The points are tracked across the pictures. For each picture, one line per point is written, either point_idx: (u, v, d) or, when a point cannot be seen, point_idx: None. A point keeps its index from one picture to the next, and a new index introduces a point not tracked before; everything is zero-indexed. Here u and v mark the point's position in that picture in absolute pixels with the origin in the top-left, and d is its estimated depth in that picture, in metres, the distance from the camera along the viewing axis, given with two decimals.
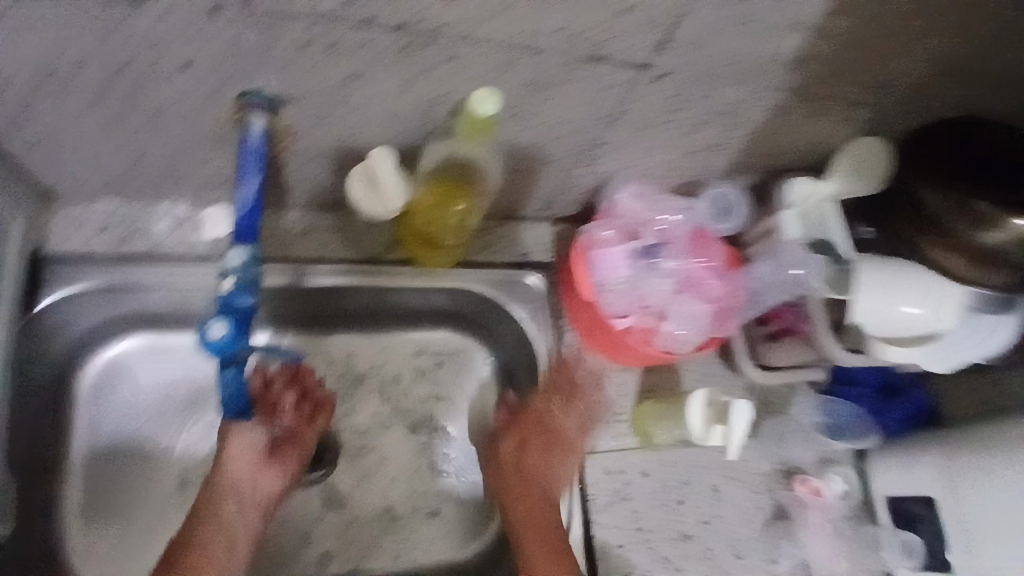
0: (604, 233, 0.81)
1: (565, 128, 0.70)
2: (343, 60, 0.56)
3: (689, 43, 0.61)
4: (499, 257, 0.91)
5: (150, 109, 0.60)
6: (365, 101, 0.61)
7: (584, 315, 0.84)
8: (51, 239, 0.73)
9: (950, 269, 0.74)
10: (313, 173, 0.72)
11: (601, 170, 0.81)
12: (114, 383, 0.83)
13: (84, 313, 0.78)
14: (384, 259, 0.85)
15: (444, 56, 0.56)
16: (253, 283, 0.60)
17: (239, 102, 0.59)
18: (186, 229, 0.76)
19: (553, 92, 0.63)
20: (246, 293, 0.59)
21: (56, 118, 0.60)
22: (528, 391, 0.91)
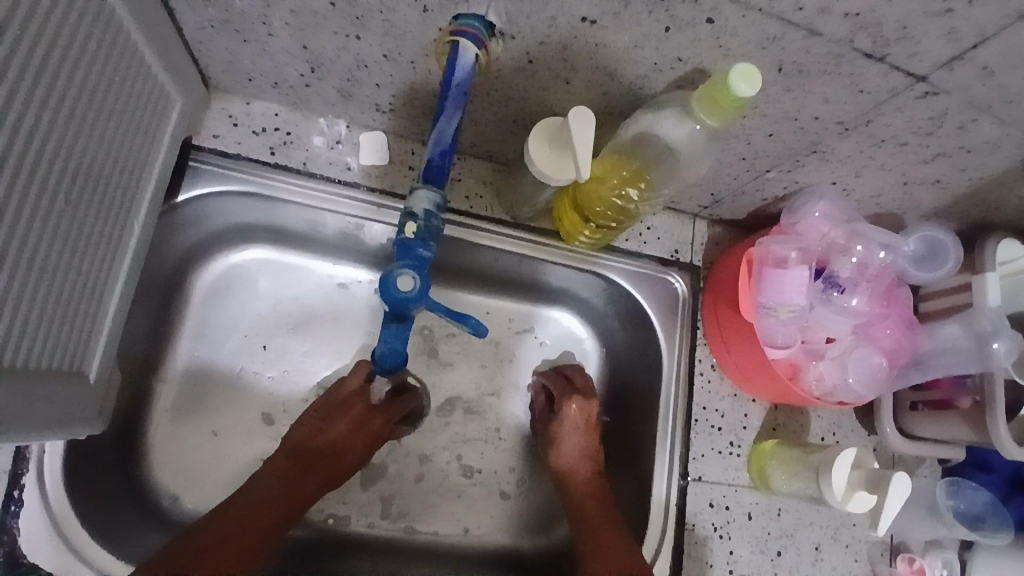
0: (785, 251, 0.72)
1: (786, 125, 0.61)
2: (588, 1, 0.48)
3: (985, 64, 0.50)
4: (647, 249, 0.82)
5: (354, 13, 0.54)
6: (586, 51, 0.54)
7: (730, 333, 0.75)
8: (206, 131, 0.70)
9: None
10: (494, 114, 0.65)
11: (796, 179, 0.72)
12: (232, 288, 0.81)
13: (221, 212, 0.74)
14: (528, 225, 0.79)
15: (703, 18, 0.48)
16: (436, 233, 0.56)
17: (450, 26, 0.53)
18: (344, 151, 0.73)
19: (797, 84, 0.55)
20: (425, 242, 0.55)
21: (250, 3, 0.55)
22: (642, 396, 0.83)
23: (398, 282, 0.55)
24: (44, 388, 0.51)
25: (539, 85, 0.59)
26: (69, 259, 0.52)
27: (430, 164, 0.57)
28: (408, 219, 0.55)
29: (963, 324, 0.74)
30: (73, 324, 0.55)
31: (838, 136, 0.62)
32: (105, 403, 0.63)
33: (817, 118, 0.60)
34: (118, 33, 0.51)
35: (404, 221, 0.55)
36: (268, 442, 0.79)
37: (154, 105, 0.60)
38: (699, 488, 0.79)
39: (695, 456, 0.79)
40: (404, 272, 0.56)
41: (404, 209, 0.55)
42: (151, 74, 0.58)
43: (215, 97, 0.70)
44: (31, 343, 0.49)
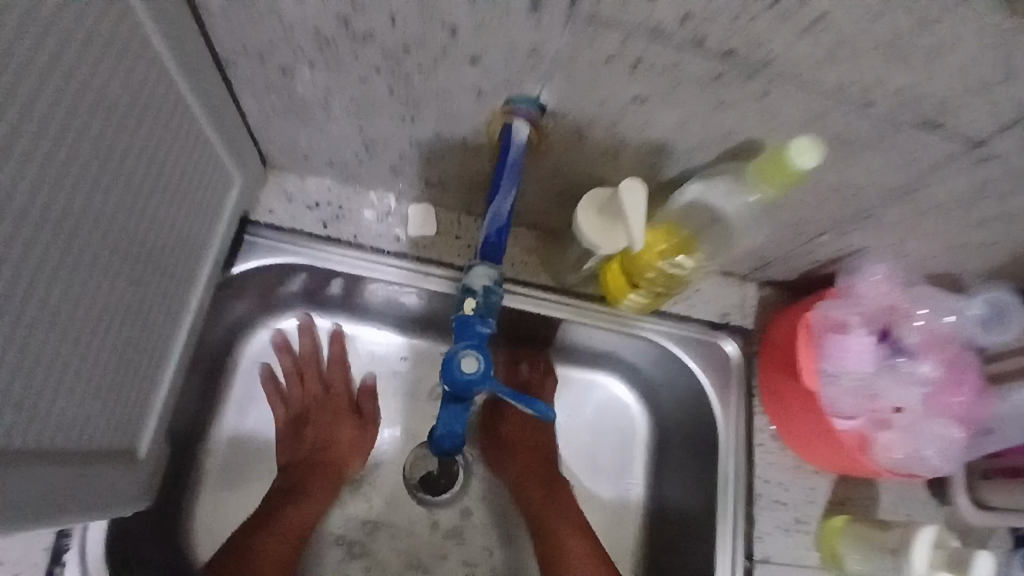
0: (844, 316, 0.70)
1: (841, 192, 0.60)
2: (642, 83, 0.48)
3: None
4: (695, 313, 0.80)
5: (411, 97, 0.55)
6: (635, 129, 0.54)
7: (790, 402, 0.72)
8: (262, 207, 0.72)
9: None
10: (539, 187, 0.66)
11: (850, 244, 0.70)
12: (282, 357, 0.81)
13: (273, 284, 0.76)
14: (575, 291, 0.78)
15: (756, 94, 0.48)
16: (495, 310, 0.56)
17: (504, 107, 0.54)
18: (393, 223, 0.74)
19: (853, 153, 0.54)
20: (486, 318, 0.55)
21: (311, 92, 0.57)
22: (696, 467, 0.80)
23: (461, 362, 0.53)
24: (98, 470, 0.52)
25: (588, 159, 0.60)
26: (130, 339, 0.54)
27: (486, 241, 0.57)
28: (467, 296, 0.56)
29: None
30: (127, 406, 0.55)
31: (895, 203, 0.61)
32: (152, 481, 0.63)
33: (874, 184, 0.58)
34: (186, 125, 0.54)
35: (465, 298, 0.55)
36: None
37: (215, 187, 0.62)
38: (766, 571, 0.74)
39: (758, 535, 0.75)
40: (467, 354, 0.54)
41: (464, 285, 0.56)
42: (215, 159, 0.60)
43: (271, 174, 0.73)
44: (89, 424, 0.50)
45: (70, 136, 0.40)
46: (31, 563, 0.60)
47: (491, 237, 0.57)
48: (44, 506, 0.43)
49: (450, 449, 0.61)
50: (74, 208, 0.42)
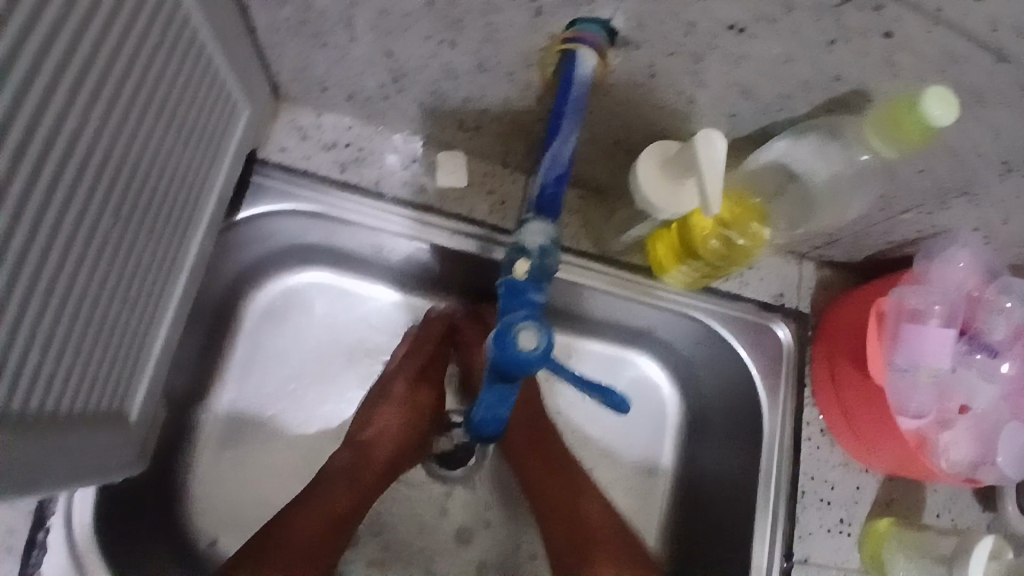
0: (923, 304, 0.62)
1: (945, 158, 0.51)
2: (744, 6, 0.39)
3: None
4: (748, 291, 0.73)
5: (455, 15, 0.46)
6: (720, 67, 0.45)
7: (851, 396, 0.65)
8: (272, 145, 0.64)
9: None
10: (589, 138, 0.58)
11: (935, 221, 0.62)
12: (289, 314, 0.74)
13: (282, 232, 0.68)
14: (616, 260, 0.70)
15: (882, 27, 0.39)
16: (549, 276, 0.48)
17: (566, 32, 0.45)
18: (418, 170, 0.66)
19: (976, 109, 0.45)
20: (539, 284, 0.48)
21: (336, 5, 0.48)
22: (734, 458, 0.73)
23: (519, 337, 0.45)
24: (83, 433, 0.45)
25: (655, 103, 0.51)
26: (124, 288, 0.46)
27: (540, 195, 0.50)
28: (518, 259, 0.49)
29: None
30: (117, 361, 0.48)
31: (1003, 175, 0.53)
32: (143, 446, 0.56)
33: (989, 149, 0.49)
34: (193, 38, 0.45)
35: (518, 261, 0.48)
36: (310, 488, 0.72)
37: (220, 115, 0.53)
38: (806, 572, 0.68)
39: (801, 535, 0.69)
40: (525, 328, 0.45)
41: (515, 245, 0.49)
42: (221, 80, 0.52)
43: (283, 107, 0.64)
44: (76, 384, 0.43)
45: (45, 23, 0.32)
46: (8, 526, 0.55)
47: (545, 188, 0.49)
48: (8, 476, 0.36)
49: (483, 436, 0.57)
50: (54, 124, 0.35)
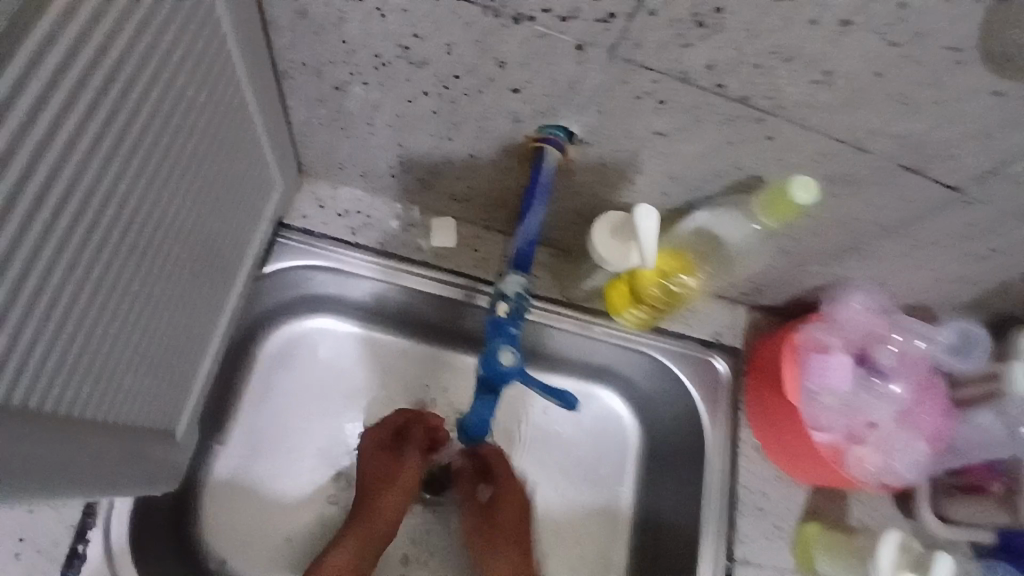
0: (825, 339, 0.77)
1: (830, 225, 0.67)
2: (665, 119, 0.55)
3: (1018, 177, 0.56)
4: (692, 331, 0.87)
5: (453, 118, 0.61)
6: (653, 158, 0.60)
7: (775, 416, 0.79)
8: (294, 212, 0.77)
9: None
10: (556, 210, 0.72)
11: (833, 273, 0.77)
12: (298, 355, 0.85)
13: (298, 285, 0.80)
14: (579, 305, 0.84)
15: (763, 134, 0.55)
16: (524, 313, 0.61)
17: (537, 134, 0.60)
18: (416, 233, 0.79)
19: (844, 189, 0.60)
20: (516, 321, 0.61)
21: (360, 108, 0.63)
22: (684, 474, 0.86)
23: (501, 358, 0.60)
24: (140, 438, 0.55)
25: (606, 184, 0.66)
26: (178, 323, 0.58)
27: (519, 254, 0.63)
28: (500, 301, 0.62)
29: (997, 412, 0.77)
30: (169, 381, 0.60)
31: (876, 238, 0.68)
32: (182, 461, 0.66)
33: (859, 218, 0.64)
34: (246, 129, 0.59)
35: (499, 302, 0.61)
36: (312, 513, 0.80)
37: (259, 189, 0.67)
38: (746, 571, 0.79)
39: (741, 539, 0.80)
40: (505, 351, 0.60)
41: (497, 290, 0.61)
42: (263, 162, 0.65)
43: (305, 182, 0.78)
44: (134, 397, 0.53)
45: (160, 130, 0.45)
46: (53, 538, 0.62)
47: (521, 247, 0.63)
48: (96, 464, 0.48)
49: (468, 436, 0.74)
50: (153, 196, 0.47)
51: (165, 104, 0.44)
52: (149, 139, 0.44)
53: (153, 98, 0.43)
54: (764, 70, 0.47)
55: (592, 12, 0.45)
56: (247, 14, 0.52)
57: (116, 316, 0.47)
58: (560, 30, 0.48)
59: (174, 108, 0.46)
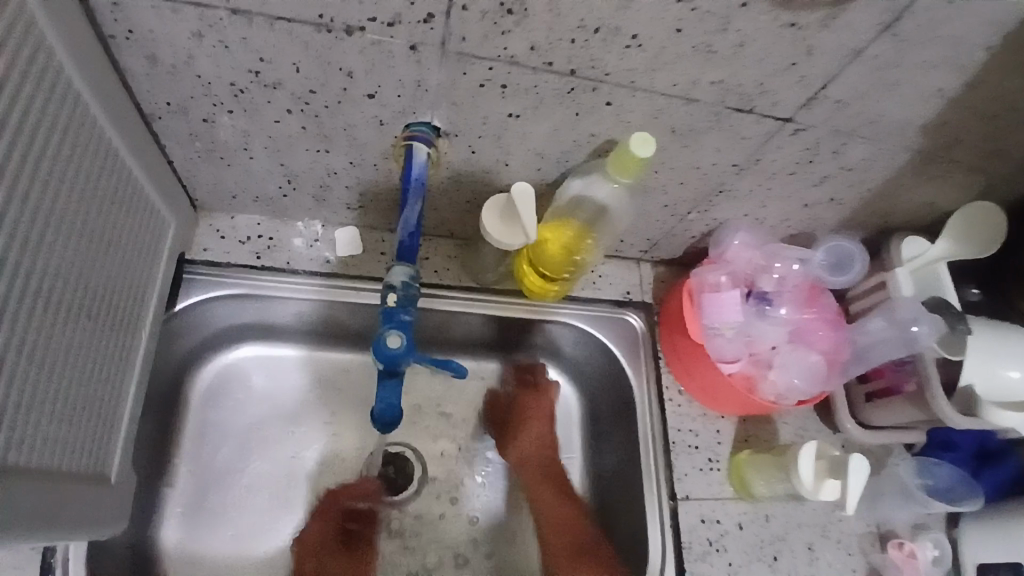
0: (717, 277, 0.83)
1: (693, 174, 0.72)
2: (512, 101, 0.59)
3: (838, 98, 0.61)
4: (602, 294, 0.92)
5: (321, 131, 0.64)
6: (516, 139, 0.65)
7: (689, 357, 0.85)
8: (197, 247, 0.80)
9: None
10: (445, 203, 0.76)
11: (714, 217, 0.83)
12: (231, 387, 0.87)
13: (217, 317, 0.82)
14: (492, 288, 0.88)
15: (603, 101, 0.60)
16: (414, 299, 0.66)
17: (403, 133, 0.64)
18: (320, 247, 0.82)
19: (693, 139, 0.66)
20: (407, 308, 0.65)
21: (234, 136, 0.66)
22: (620, 428, 0.91)
23: (388, 341, 0.64)
24: (74, 487, 0.57)
25: (482, 171, 0.70)
26: (90, 367, 0.59)
27: (401, 246, 0.66)
28: (389, 292, 0.65)
29: (885, 317, 0.82)
30: (95, 427, 0.61)
31: (738, 177, 0.73)
32: (124, 501, 0.68)
33: (716, 162, 0.70)
34: (126, 175, 0.61)
35: (386, 294, 0.65)
36: (274, 538, 0.82)
37: (152, 229, 0.69)
38: (688, 506, 0.85)
39: (679, 476, 0.86)
40: (390, 335, 0.64)
41: (385, 283, 0.65)
42: (150, 204, 0.68)
43: (205, 217, 0.81)
44: (61, 443, 0.55)
45: (29, 188, 0.47)
46: None
47: (403, 240, 0.66)
48: (28, 511, 0.49)
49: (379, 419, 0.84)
50: (40, 245, 0.50)
51: (32, 165, 0.47)
52: (18, 200, 0.46)
53: (18, 161, 0.46)
54: (581, 43, 0.53)
55: (412, 15, 0.50)
56: (99, 67, 0.55)
57: (26, 365, 0.49)
58: (387, 35, 0.52)
59: (41, 165, 0.48)
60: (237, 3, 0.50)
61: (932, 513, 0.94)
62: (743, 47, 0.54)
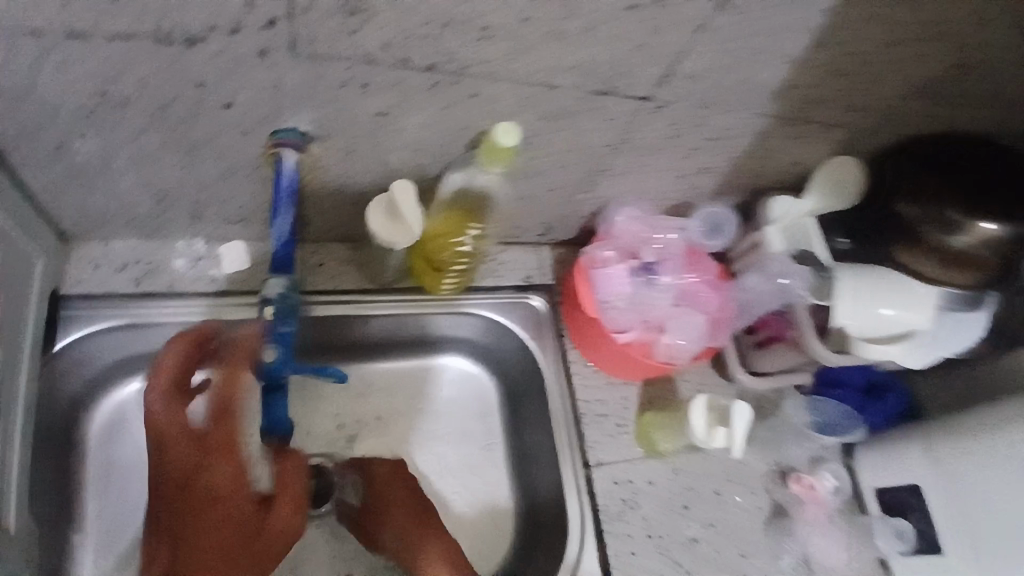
0: (604, 253, 0.88)
1: (571, 156, 0.75)
2: (376, 99, 0.60)
3: (690, 74, 0.64)
4: (504, 280, 0.95)
5: (185, 146, 0.63)
6: (389, 137, 0.65)
7: (589, 332, 0.89)
8: (70, 279, 0.76)
9: (923, 273, 0.82)
10: (330, 207, 0.75)
11: (599, 196, 0.86)
12: (129, 425, 0.81)
13: (104, 352, 0.78)
14: (393, 287, 0.89)
15: (469, 93, 0.61)
16: (291, 309, 0.74)
17: (271, 140, 0.63)
18: (205, 265, 0.80)
19: (564, 123, 0.68)
20: (285, 319, 0.74)
21: (91, 159, 0.63)
22: (534, 407, 0.94)
23: (265, 354, 0.73)
24: None
25: (362, 172, 0.70)
26: None
27: (276, 259, 0.73)
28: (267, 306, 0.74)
29: (761, 272, 0.91)
30: None
31: (614, 156, 0.76)
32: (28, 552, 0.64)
33: (590, 144, 0.73)
34: None
35: (263, 308, 0.74)
36: None
37: (20, 264, 0.65)
38: (602, 471, 0.89)
39: (590, 445, 0.91)
40: (269, 348, 0.74)
41: (262, 298, 0.74)
42: (13, 239, 0.64)
43: (76, 246, 0.77)
44: None
45: None
46: None
47: (277, 251, 0.72)
48: None
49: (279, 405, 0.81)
50: None
51: None
52: None
53: None
54: (431, 37, 0.54)
55: (255, 20, 0.51)
56: None
57: None
58: (233, 43, 0.52)
59: None
60: (69, 20, 0.49)
61: (828, 446, 1.03)
62: (590, 31, 0.56)
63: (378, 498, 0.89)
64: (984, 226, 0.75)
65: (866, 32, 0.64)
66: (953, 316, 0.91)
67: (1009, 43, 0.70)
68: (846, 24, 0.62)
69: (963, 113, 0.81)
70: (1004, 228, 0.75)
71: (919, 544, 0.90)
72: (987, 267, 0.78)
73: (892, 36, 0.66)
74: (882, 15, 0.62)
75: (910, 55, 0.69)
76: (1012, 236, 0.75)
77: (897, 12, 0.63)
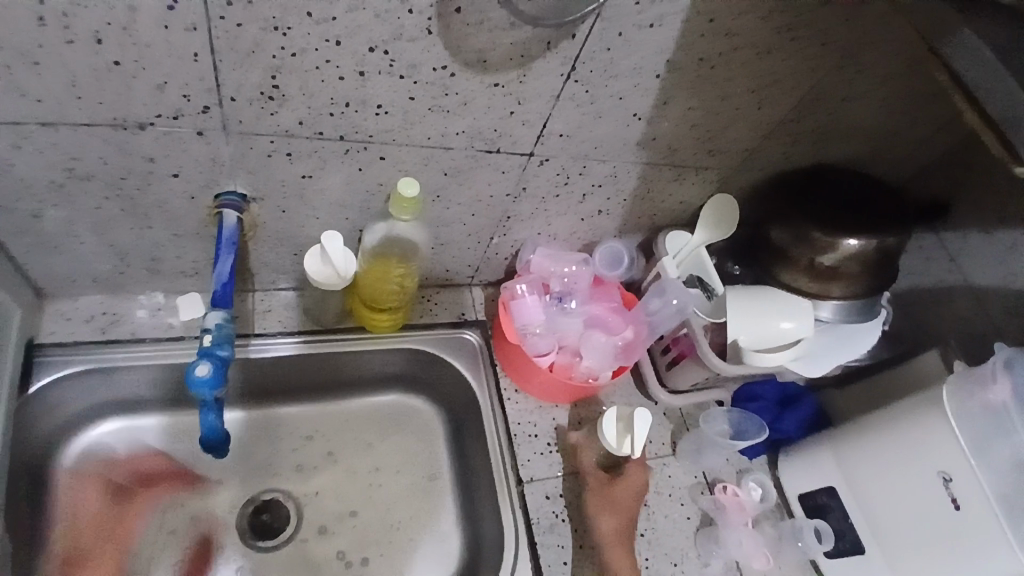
0: (522, 287, 0.99)
1: (478, 206, 0.88)
2: (300, 165, 0.73)
3: (560, 133, 0.78)
4: (439, 318, 1.06)
5: (141, 211, 0.75)
6: (316, 196, 0.78)
7: (516, 358, 1.00)
8: (42, 332, 0.86)
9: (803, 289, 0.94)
10: (274, 258, 0.88)
11: (513, 239, 0.99)
12: (96, 465, 0.91)
13: (72, 397, 0.88)
14: (338, 328, 1.00)
15: (377, 156, 0.74)
16: (228, 337, 0.77)
17: (214, 203, 0.76)
18: (164, 315, 0.90)
19: (464, 178, 0.81)
20: (222, 345, 0.76)
21: (60, 226, 0.75)
22: (471, 432, 1.03)
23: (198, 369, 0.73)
24: None
25: (296, 226, 0.82)
26: None
27: (216, 296, 0.77)
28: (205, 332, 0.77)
29: (659, 294, 1.00)
30: None
31: (516, 203, 0.90)
32: None
33: (491, 194, 0.86)
34: None
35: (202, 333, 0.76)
36: None
37: None
38: (534, 487, 0.97)
39: (522, 463, 0.99)
40: (201, 365, 0.74)
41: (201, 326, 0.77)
42: None
43: (48, 304, 0.88)
44: None
45: None
46: None
47: (218, 290, 0.77)
48: None
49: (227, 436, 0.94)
50: None
51: None
52: None
53: None
54: (338, 114, 0.68)
55: (192, 109, 0.64)
56: None
57: None
58: (176, 125, 0.65)
59: None
60: (40, 115, 0.62)
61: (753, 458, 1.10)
62: (467, 104, 0.71)
63: (326, 526, 0.96)
64: (848, 243, 0.89)
65: (702, 90, 0.78)
66: (851, 327, 0.98)
67: (839, 93, 0.84)
68: (682, 87, 0.77)
69: (826, 152, 0.95)
70: (863, 243, 0.89)
71: (839, 543, 0.98)
72: (853, 278, 0.92)
73: (728, 93, 0.80)
74: (712, 77, 0.76)
75: (751, 106, 0.83)
76: (869, 251, 0.90)
77: (725, 77, 0.77)
